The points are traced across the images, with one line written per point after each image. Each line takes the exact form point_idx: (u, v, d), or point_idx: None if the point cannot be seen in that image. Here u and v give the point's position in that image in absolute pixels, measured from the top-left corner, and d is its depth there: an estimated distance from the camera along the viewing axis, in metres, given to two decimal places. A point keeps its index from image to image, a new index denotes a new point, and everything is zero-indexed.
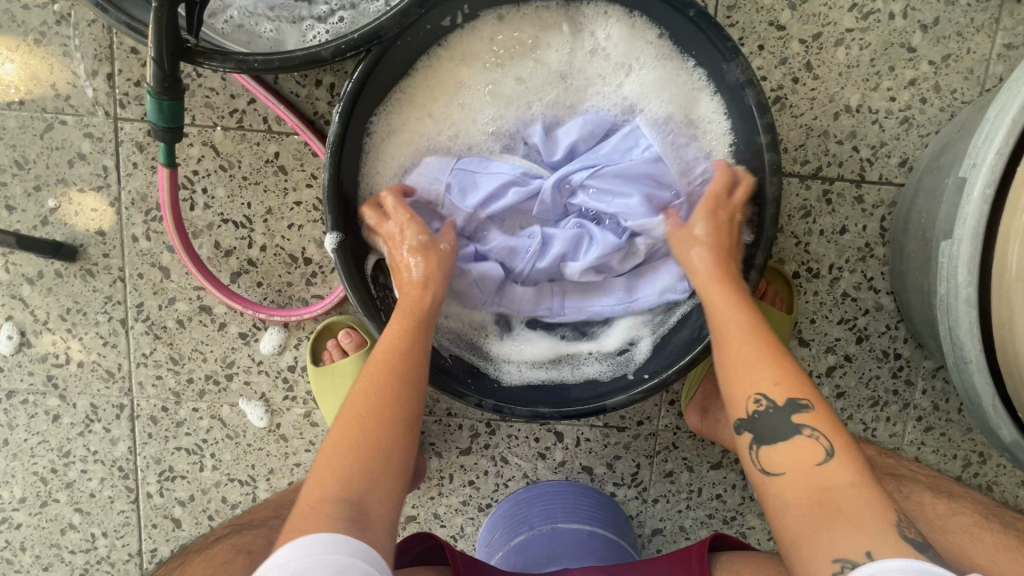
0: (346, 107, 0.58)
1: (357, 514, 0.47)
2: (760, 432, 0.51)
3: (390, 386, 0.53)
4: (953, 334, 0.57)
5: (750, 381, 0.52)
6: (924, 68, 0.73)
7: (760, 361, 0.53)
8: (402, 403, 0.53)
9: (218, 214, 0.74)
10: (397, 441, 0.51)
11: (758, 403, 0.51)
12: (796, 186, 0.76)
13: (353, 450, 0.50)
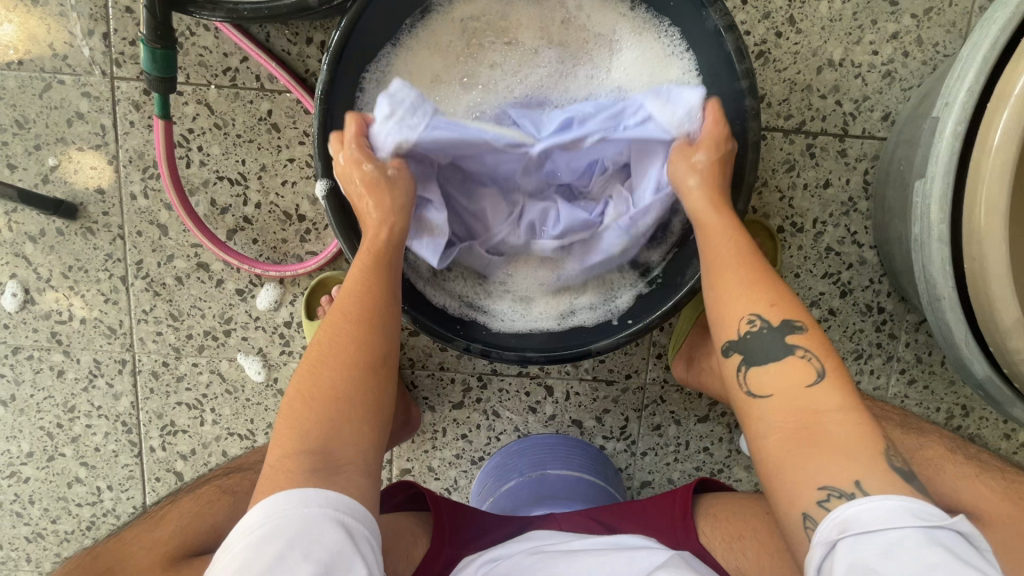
0: (335, 58, 0.59)
1: (322, 462, 0.47)
2: (750, 355, 0.51)
3: (351, 336, 0.53)
4: (927, 272, 0.58)
5: (738, 300, 0.53)
6: (906, 21, 0.74)
7: (755, 285, 0.53)
8: (363, 349, 0.53)
9: (214, 171, 0.76)
10: (356, 386, 0.51)
11: (750, 325, 0.51)
12: (779, 140, 0.77)
13: (321, 401, 0.50)
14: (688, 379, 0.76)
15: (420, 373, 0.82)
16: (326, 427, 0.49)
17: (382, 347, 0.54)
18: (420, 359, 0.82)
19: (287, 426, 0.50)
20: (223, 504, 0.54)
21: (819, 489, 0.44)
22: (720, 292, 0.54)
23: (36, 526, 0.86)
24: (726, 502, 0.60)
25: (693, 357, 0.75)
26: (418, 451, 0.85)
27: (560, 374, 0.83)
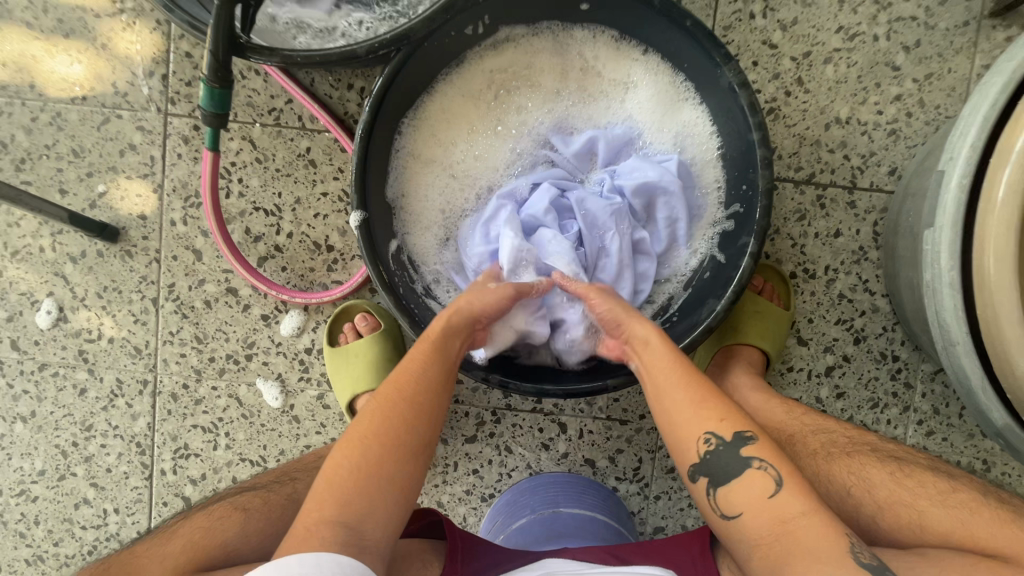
0: (376, 100, 0.64)
1: (355, 538, 0.47)
2: (716, 477, 0.52)
3: (391, 416, 0.54)
4: (941, 318, 0.59)
5: (690, 424, 0.54)
6: (908, 85, 0.79)
7: (703, 412, 0.54)
8: (401, 430, 0.53)
9: (251, 202, 0.80)
10: (395, 469, 0.51)
11: (707, 446, 0.52)
12: (791, 190, 0.80)
13: (351, 474, 0.50)
14: None
15: None
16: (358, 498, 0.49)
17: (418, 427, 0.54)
18: None
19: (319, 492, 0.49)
20: (236, 519, 0.55)
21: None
22: (669, 419, 0.56)
23: (38, 548, 0.85)
24: None
25: None
26: (428, 486, 0.84)
27: (575, 411, 0.83)
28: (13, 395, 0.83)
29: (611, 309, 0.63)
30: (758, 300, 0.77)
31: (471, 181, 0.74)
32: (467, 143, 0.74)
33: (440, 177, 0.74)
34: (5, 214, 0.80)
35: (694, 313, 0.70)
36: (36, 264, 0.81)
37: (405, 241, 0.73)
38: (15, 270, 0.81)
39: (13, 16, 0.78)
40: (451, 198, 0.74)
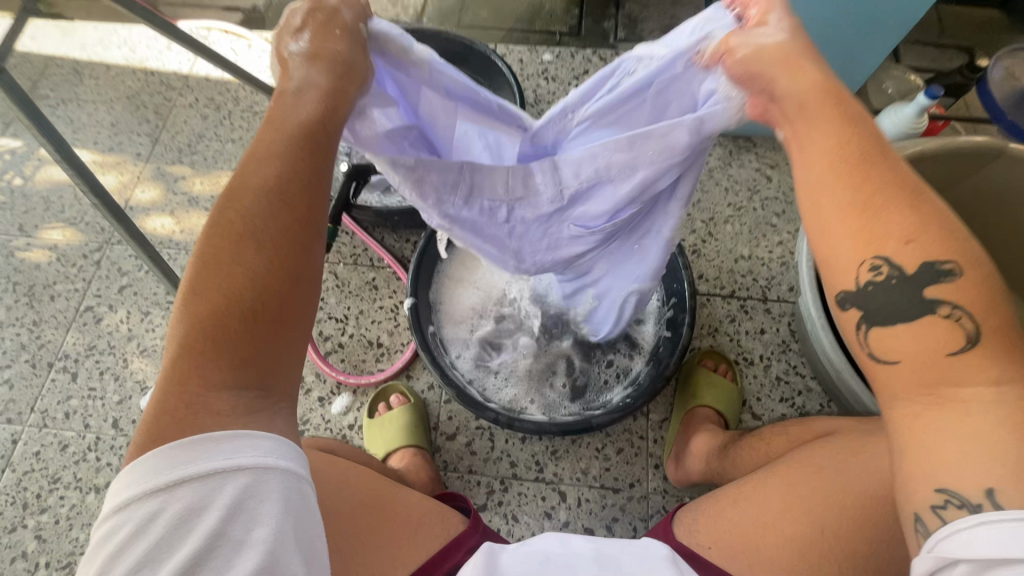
0: (430, 233, 1.01)
1: (259, 381, 0.46)
2: (872, 307, 0.43)
3: (272, 250, 0.47)
4: (827, 353, 0.85)
5: (842, 241, 0.43)
6: (785, 235, 1.17)
7: (868, 212, 0.42)
8: (286, 265, 0.47)
9: (327, 313, 1.10)
10: (292, 305, 0.47)
11: (875, 274, 0.43)
12: (720, 302, 1.10)
13: (240, 320, 0.45)
14: (679, 475, 0.91)
15: (451, 475, 0.97)
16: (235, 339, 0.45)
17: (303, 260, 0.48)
18: (453, 461, 0.98)
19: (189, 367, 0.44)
20: None
21: (936, 493, 0.40)
22: (817, 219, 0.44)
23: None
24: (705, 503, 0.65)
25: (681, 454, 0.91)
26: None
27: (572, 480, 0.96)
28: (97, 467, 0.99)
29: (756, 102, 0.48)
30: (710, 375, 0.99)
31: (491, 292, 1.03)
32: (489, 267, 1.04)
33: (468, 290, 1.03)
34: (146, 322, 1.10)
35: (651, 372, 0.93)
36: (156, 359, 1.07)
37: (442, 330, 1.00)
38: (138, 363, 1.07)
39: (198, 204, 1.22)
40: (478, 304, 1.03)
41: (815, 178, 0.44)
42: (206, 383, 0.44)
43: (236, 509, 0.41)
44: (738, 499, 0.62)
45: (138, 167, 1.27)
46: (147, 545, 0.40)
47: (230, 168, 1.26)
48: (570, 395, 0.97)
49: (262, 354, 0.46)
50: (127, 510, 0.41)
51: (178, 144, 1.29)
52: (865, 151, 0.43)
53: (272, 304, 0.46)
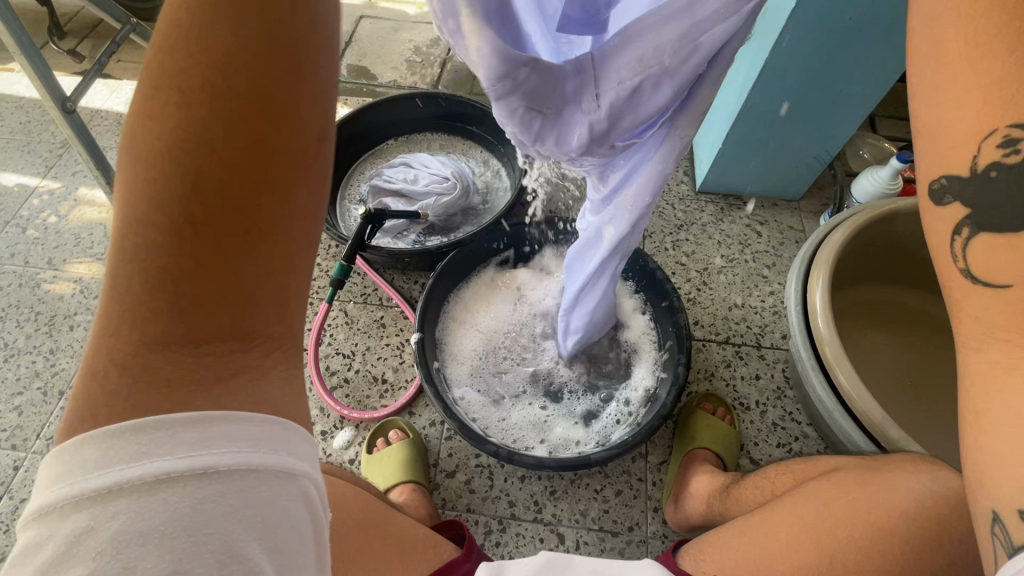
0: (439, 272, 1.06)
1: (238, 326, 0.36)
2: (978, 206, 0.43)
3: (233, 154, 0.34)
4: (819, 394, 0.89)
5: (962, 118, 0.42)
6: (776, 286, 1.22)
7: (1003, 100, 0.40)
8: (259, 173, 0.35)
9: (334, 349, 1.14)
10: (271, 227, 0.36)
11: (1007, 153, 0.41)
12: (715, 347, 1.14)
13: (204, 244, 0.34)
14: (678, 518, 0.91)
15: (448, 513, 0.97)
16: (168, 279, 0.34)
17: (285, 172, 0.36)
18: (451, 499, 0.98)
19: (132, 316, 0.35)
20: None
21: None
22: (942, 111, 0.43)
23: None
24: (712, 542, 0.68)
25: (679, 496, 0.92)
26: None
27: (571, 521, 0.95)
28: None
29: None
30: (709, 417, 1.01)
31: (491, 335, 1.09)
32: (489, 311, 1.11)
33: (470, 333, 1.09)
34: None
35: (650, 413, 0.94)
36: None
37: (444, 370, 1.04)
38: None
39: None
40: (479, 347, 1.08)
41: (935, 38, 0.42)
42: (168, 339, 0.34)
43: (205, 528, 0.32)
44: (742, 529, 0.66)
45: None
46: (57, 565, 0.30)
47: None
48: (570, 436, 0.98)
49: (217, 292, 0.35)
50: (48, 519, 0.31)
51: None
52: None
53: (224, 232, 0.35)
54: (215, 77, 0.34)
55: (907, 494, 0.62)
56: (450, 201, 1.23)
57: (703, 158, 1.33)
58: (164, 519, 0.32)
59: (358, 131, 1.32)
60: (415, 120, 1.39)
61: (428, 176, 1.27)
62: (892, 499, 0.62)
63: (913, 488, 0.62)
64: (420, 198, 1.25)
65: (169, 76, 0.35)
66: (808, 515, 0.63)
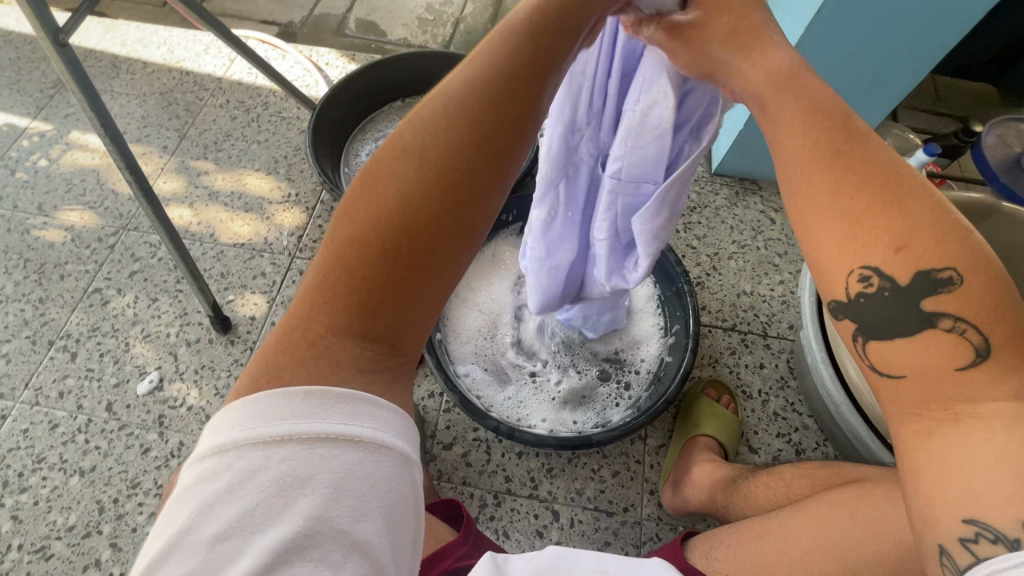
0: None
1: (385, 352, 0.39)
2: (866, 319, 0.42)
3: (424, 226, 0.38)
4: (827, 388, 0.88)
5: (825, 242, 0.40)
6: (787, 275, 1.20)
7: (850, 220, 0.39)
8: (443, 252, 0.39)
9: None
10: (432, 289, 0.39)
11: (865, 285, 0.41)
12: (721, 333, 1.13)
13: (381, 298, 0.38)
14: (674, 502, 0.91)
15: (444, 485, 0.96)
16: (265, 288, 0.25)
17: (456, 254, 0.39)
18: (448, 471, 0.97)
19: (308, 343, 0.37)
20: None
21: (966, 525, 0.36)
22: (809, 234, 0.42)
23: None
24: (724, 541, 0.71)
25: (677, 481, 0.92)
26: None
27: (566, 499, 0.95)
28: (84, 450, 0.97)
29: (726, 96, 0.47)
30: (713, 405, 1.00)
31: (493, 314, 1.07)
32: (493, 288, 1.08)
33: (472, 310, 1.07)
34: (153, 308, 1.11)
35: (654, 397, 0.93)
36: (158, 345, 1.07)
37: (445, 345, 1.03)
38: (140, 348, 1.06)
39: (218, 198, 1.25)
40: (481, 325, 1.06)
41: (793, 157, 0.42)
42: (337, 361, 0.37)
43: (348, 484, 0.33)
44: (760, 530, 0.69)
45: (163, 159, 1.30)
46: (234, 494, 0.31)
47: (253, 167, 1.30)
48: (571, 415, 0.97)
49: (400, 314, 0.38)
50: (229, 454, 0.33)
51: (205, 141, 1.33)
52: (840, 124, 0.41)
53: (407, 288, 0.38)
54: (447, 162, 0.38)
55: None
56: None
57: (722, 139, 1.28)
58: (329, 474, 0.33)
59: (366, 89, 1.26)
60: (425, 81, 1.33)
61: None
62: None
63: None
64: None
65: (414, 144, 0.39)
66: (833, 531, 0.65)
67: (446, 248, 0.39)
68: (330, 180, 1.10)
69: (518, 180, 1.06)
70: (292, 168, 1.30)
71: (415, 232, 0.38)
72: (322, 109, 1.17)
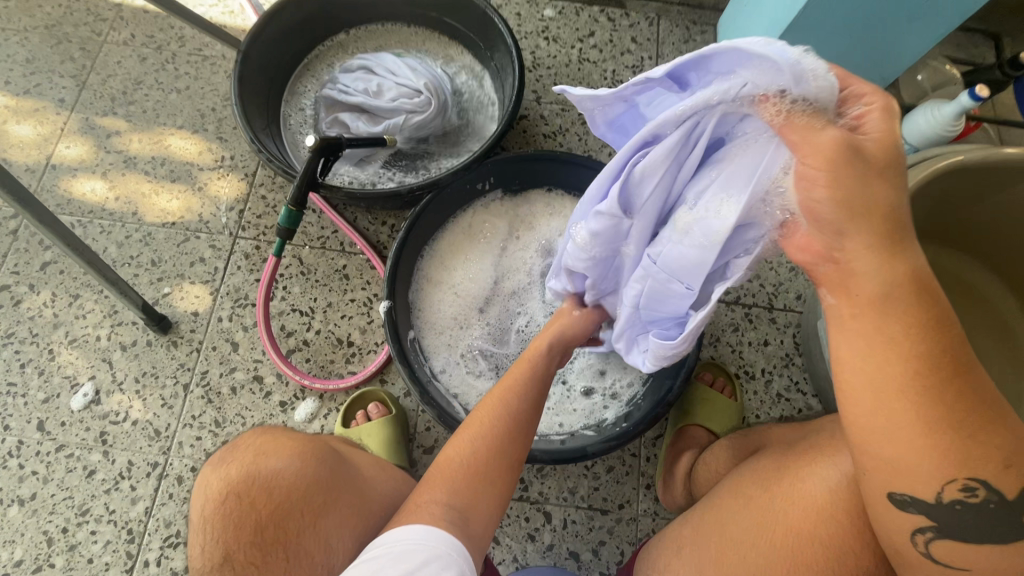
0: (411, 222, 0.87)
1: (460, 516, 0.58)
2: (943, 522, 0.46)
3: (499, 444, 0.63)
4: None
5: (924, 458, 0.44)
6: None
7: (947, 431, 0.43)
8: (507, 457, 0.63)
9: (290, 305, 0.97)
10: (497, 484, 0.62)
11: (967, 493, 0.45)
12: (724, 308, 1.02)
13: (464, 481, 0.60)
14: (665, 500, 0.85)
15: None
16: (470, 478, 0.61)
17: (516, 455, 0.63)
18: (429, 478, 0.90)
19: (431, 482, 0.61)
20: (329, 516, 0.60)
21: None
22: (883, 418, 0.44)
23: None
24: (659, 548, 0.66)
25: (666, 478, 0.85)
26: None
27: (558, 500, 0.90)
28: (20, 476, 0.86)
29: (811, 247, 0.47)
30: (707, 390, 0.93)
31: (471, 299, 0.93)
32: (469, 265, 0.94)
33: (447, 294, 0.93)
34: (76, 307, 0.95)
35: (654, 395, 0.84)
36: (88, 351, 0.93)
37: (420, 341, 0.91)
38: (67, 356, 0.93)
39: (136, 166, 1.04)
40: (458, 314, 0.93)
41: (875, 368, 0.45)
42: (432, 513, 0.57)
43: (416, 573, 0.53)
44: (682, 542, 0.62)
45: (61, 116, 1.07)
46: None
47: (174, 124, 1.07)
48: (561, 413, 0.89)
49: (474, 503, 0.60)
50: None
51: (111, 91, 1.09)
52: (946, 343, 0.44)
53: (479, 486, 0.61)
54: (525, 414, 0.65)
55: (828, 485, 0.55)
56: (424, 122, 0.99)
57: None
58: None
59: (301, 21, 1.02)
60: (375, 6, 1.07)
61: (394, 87, 1.01)
62: (806, 493, 0.55)
63: (825, 474, 0.55)
64: (385, 116, 1.00)
65: (510, 393, 0.66)
66: (736, 523, 0.58)
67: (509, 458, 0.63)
68: (266, 148, 0.91)
69: (493, 143, 0.88)
70: (223, 123, 1.08)
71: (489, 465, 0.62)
72: (247, 52, 0.94)
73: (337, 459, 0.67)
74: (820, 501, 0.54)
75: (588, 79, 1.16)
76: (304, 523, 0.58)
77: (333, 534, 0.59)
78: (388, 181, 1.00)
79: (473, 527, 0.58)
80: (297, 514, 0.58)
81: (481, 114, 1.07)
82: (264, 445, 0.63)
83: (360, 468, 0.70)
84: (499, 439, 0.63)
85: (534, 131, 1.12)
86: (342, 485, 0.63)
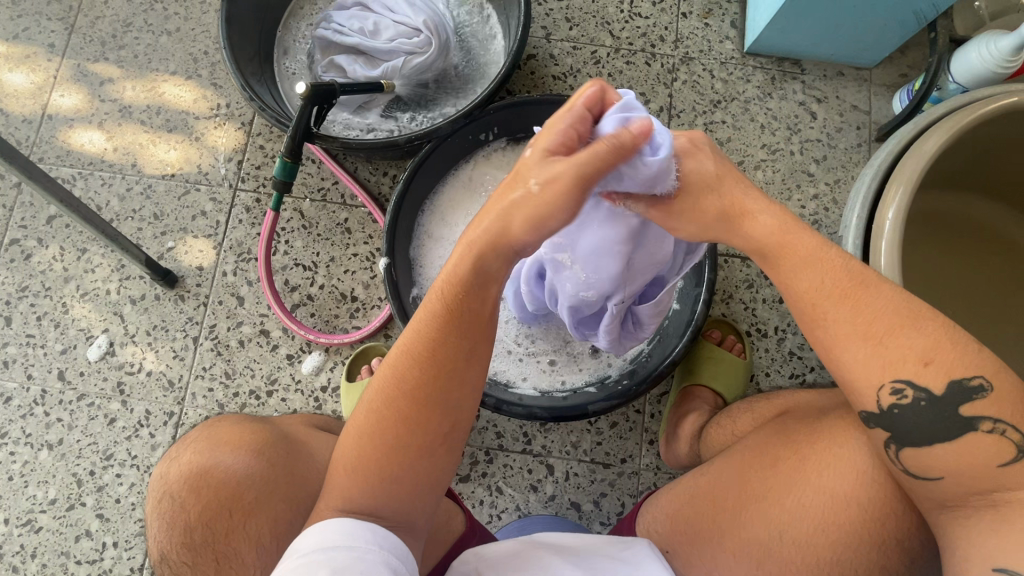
0: (410, 174, 0.83)
1: (373, 509, 0.51)
2: (899, 430, 0.46)
3: (410, 411, 0.53)
4: None
5: (856, 363, 0.46)
6: (822, 187, 1.00)
7: (821, 347, 0.48)
8: (425, 427, 0.53)
9: (293, 259, 0.96)
10: (418, 462, 0.53)
11: (898, 398, 0.45)
12: (738, 264, 0.97)
13: (370, 468, 0.52)
14: (668, 458, 0.85)
15: None
16: (360, 475, 0.52)
17: (440, 425, 0.53)
18: None
19: (340, 472, 0.53)
20: (255, 514, 0.56)
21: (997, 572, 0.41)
22: (821, 342, 0.48)
23: None
24: (665, 493, 0.65)
25: (670, 437, 0.85)
26: None
27: (561, 453, 0.91)
28: (47, 422, 0.91)
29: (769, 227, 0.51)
30: (714, 348, 0.91)
31: None
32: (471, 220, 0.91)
33: (449, 250, 0.91)
34: (84, 261, 0.96)
35: (661, 354, 0.82)
36: (100, 305, 0.95)
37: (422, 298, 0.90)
38: (80, 309, 0.95)
39: (132, 116, 1.02)
40: None
41: (810, 297, 0.48)
42: (340, 502, 0.51)
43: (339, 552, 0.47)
44: (695, 494, 0.60)
45: (53, 62, 1.03)
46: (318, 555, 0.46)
47: (168, 70, 1.03)
48: (565, 372, 0.88)
49: (393, 485, 0.52)
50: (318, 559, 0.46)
51: (101, 34, 1.04)
52: (854, 276, 0.48)
53: (394, 469, 0.52)
54: (433, 358, 0.53)
55: (862, 448, 0.52)
56: (425, 64, 0.93)
57: (762, 5, 0.99)
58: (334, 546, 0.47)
59: None
60: None
61: (391, 26, 0.94)
62: (834, 457, 0.53)
63: (850, 448, 0.53)
64: (384, 58, 0.94)
65: (421, 339, 0.53)
66: (756, 482, 0.56)
67: (431, 422, 0.53)
68: (260, 96, 0.86)
69: (495, 89, 0.83)
70: (217, 68, 1.03)
71: (406, 443, 0.53)
72: None
73: (286, 442, 0.63)
74: (846, 475, 0.52)
75: (603, 13, 1.07)
76: (234, 520, 0.55)
77: (265, 536, 0.55)
78: (386, 130, 0.96)
79: (383, 509, 0.52)
80: (226, 512, 0.55)
81: (486, 54, 1.00)
82: (207, 440, 0.60)
83: (313, 444, 0.66)
84: (410, 409, 0.53)
85: (543, 72, 1.04)
86: (283, 473, 0.59)
